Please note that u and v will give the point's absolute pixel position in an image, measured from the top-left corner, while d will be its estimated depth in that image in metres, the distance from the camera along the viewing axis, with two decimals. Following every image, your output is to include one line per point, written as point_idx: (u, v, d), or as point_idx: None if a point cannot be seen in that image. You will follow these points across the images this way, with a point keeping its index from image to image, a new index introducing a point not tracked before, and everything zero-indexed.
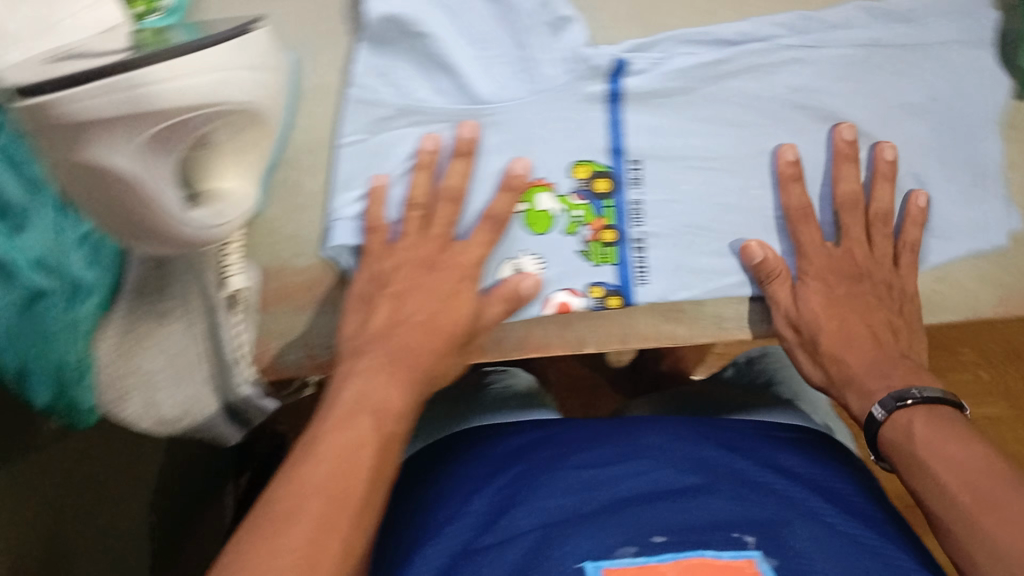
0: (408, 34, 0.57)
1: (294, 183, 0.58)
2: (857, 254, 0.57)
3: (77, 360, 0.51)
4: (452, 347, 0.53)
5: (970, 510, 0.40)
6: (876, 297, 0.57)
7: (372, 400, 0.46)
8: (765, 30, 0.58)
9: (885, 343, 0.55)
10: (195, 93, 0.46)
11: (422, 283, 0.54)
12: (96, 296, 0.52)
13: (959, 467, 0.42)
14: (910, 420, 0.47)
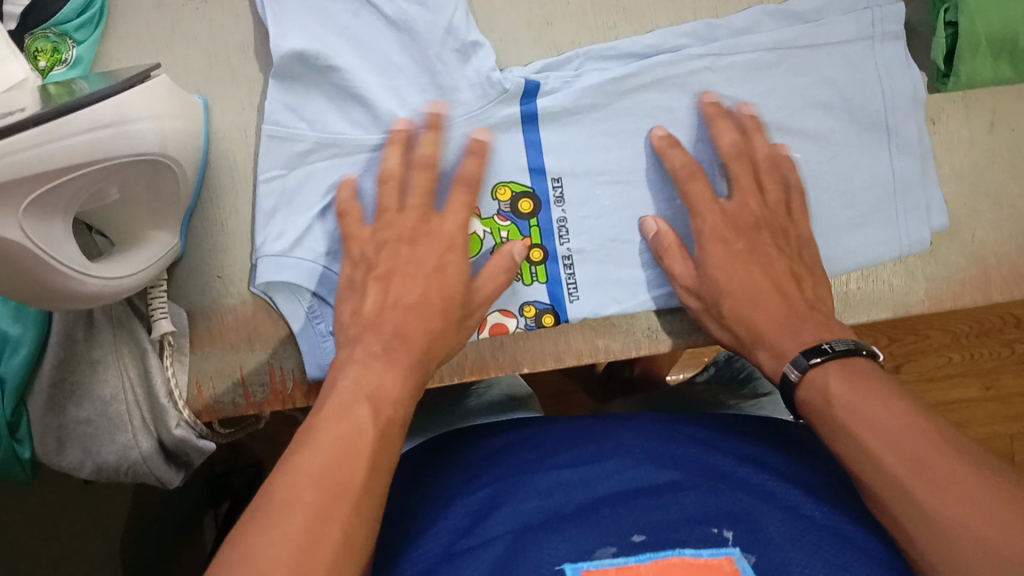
0: (316, 69, 0.55)
1: (217, 222, 0.57)
2: (751, 204, 0.55)
3: (10, 415, 0.52)
4: (450, 322, 0.50)
5: (896, 476, 0.37)
6: (776, 247, 0.54)
7: (378, 397, 0.43)
8: (673, 42, 0.57)
9: (791, 296, 0.51)
10: (87, 146, 0.42)
11: (407, 262, 0.52)
12: (26, 351, 0.52)
13: (883, 427, 0.39)
14: (824, 373, 0.44)
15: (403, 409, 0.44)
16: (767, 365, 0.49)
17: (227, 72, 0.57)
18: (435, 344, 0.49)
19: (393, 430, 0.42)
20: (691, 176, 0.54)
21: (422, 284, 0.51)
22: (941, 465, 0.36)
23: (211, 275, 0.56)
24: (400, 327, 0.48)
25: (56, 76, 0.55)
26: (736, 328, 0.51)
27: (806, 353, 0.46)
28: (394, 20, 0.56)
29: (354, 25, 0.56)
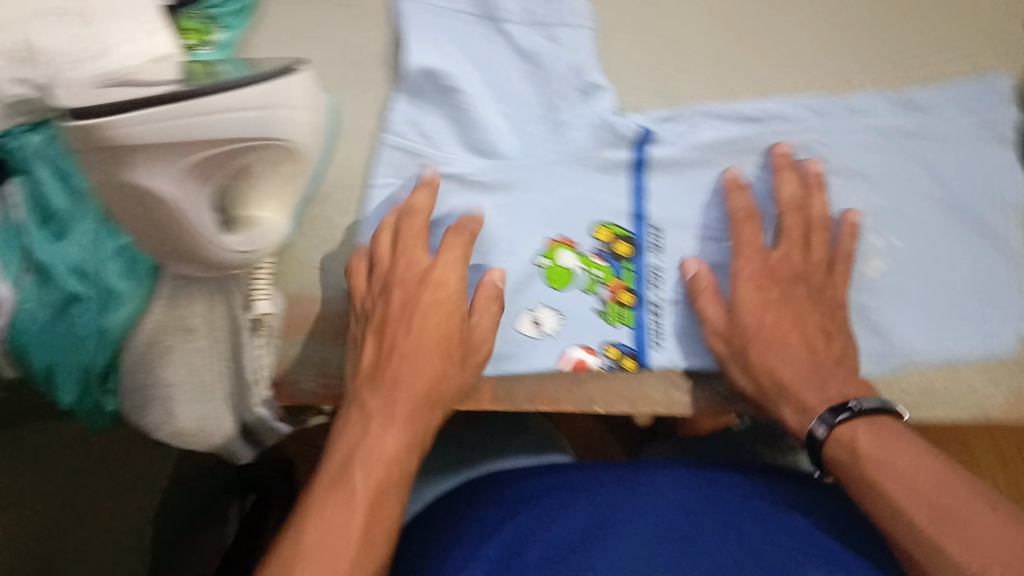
0: (441, 88, 0.57)
1: (325, 216, 0.59)
2: (794, 256, 0.55)
3: (104, 364, 0.55)
4: (450, 365, 0.51)
5: (926, 531, 0.41)
6: (809, 302, 0.54)
7: (369, 457, 0.46)
8: (790, 110, 0.58)
9: (820, 351, 0.51)
10: (239, 125, 0.45)
11: (402, 308, 0.52)
12: (132, 306, 0.55)
13: (911, 485, 0.42)
14: (851, 431, 0.46)
15: (407, 457, 0.47)
16: (792, 419, 0.50)
17: (358, 75, 0.60)
18: (439, 395, 0.50)
19: (393, 484, 0.45)
20: (749, 219, 0.55)
21: (418, 342, 0.51)
22: (973, 522, 0.40)
23: (313, 266, 0.59)
24: (401, 385, 0.49)
25: (202, 53, 0.57)
26: (764, 380, 0.52)
27: (833, 408, 0.47)
28: (523, 52, 0.58)
29: (483, 50, 0.58)
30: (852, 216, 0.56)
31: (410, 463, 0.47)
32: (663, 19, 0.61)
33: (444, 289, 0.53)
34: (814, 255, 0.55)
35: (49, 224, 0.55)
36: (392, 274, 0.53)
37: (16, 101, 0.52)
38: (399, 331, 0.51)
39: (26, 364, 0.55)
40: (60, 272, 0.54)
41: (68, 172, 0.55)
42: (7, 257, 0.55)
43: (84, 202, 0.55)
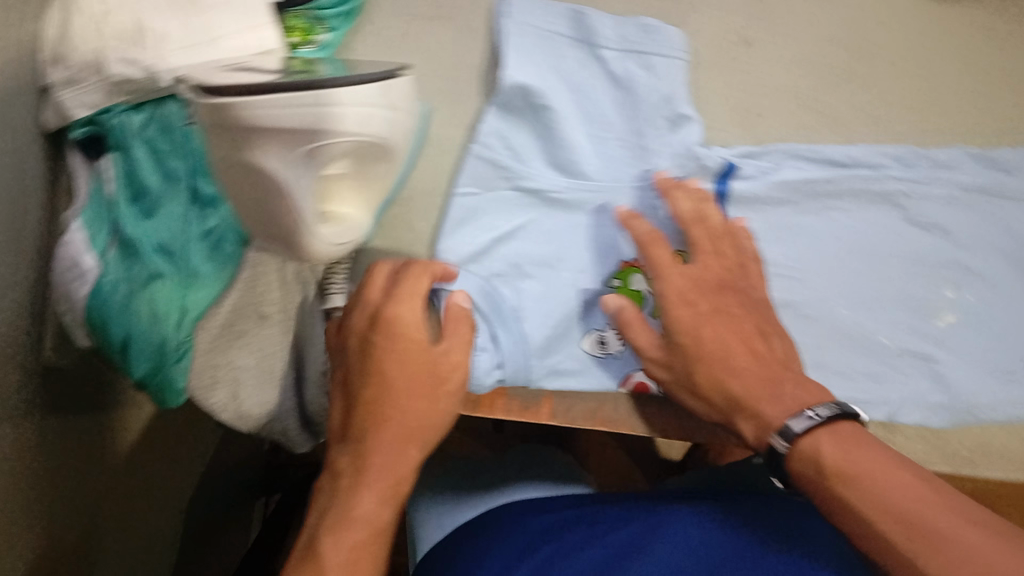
0: (533, 106, 0.58)
1: (406, 220, 0.60)
2: (713, 266, 0.53)
3: (180, 340, 0.56)
4: (429, 399, 0.48)
5: (899, 544, 0.39)
6: (740, 307, 0.52)
7: (343, 513, 0.46)
8: (874, 159, 0.59)
9: (761, 353, 0.50)
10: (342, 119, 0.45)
11: (367, 360, 0.49)
12: (211, 286, 0.58)
13: (882, 494, 0.40)
14: (813, 443, 0.44)
15: (379, 512, 0.46)
16: (752, 433, 0.48)
17: (452, 87, 0.62)
18: (415, 442, 0.48)
19: (365, 546, 0.45)
20: (656, 241, 0.53)
21: (388, 393, 0.48)
22: (952, 536, 0.38)
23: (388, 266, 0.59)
24: (372, 451, 0.47)
25: (304, 53, 0.59)
26: (714, 396, 0.49)
27: (788, 420, 0.45)
28: (616, 77, 0.59)
29: (580, 71, 0.59)
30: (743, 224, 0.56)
31: (383, 518, 0.46)
32: (757, 56, 0.62)
33: (410, 338, 0.49)
34: (727, 265, 0.54)
35: (139, 202, 0.57)
36: (362, 321, 0.50)
37: (122, 79, 0.54)
38: (371, 387, 0.48)
39: (99, 333, 0.56)
40: (145, 251, 0.56)
41: (163, 154, 0.57)
42: (97, 227, 0.56)
43: (177, 183, 0.57)
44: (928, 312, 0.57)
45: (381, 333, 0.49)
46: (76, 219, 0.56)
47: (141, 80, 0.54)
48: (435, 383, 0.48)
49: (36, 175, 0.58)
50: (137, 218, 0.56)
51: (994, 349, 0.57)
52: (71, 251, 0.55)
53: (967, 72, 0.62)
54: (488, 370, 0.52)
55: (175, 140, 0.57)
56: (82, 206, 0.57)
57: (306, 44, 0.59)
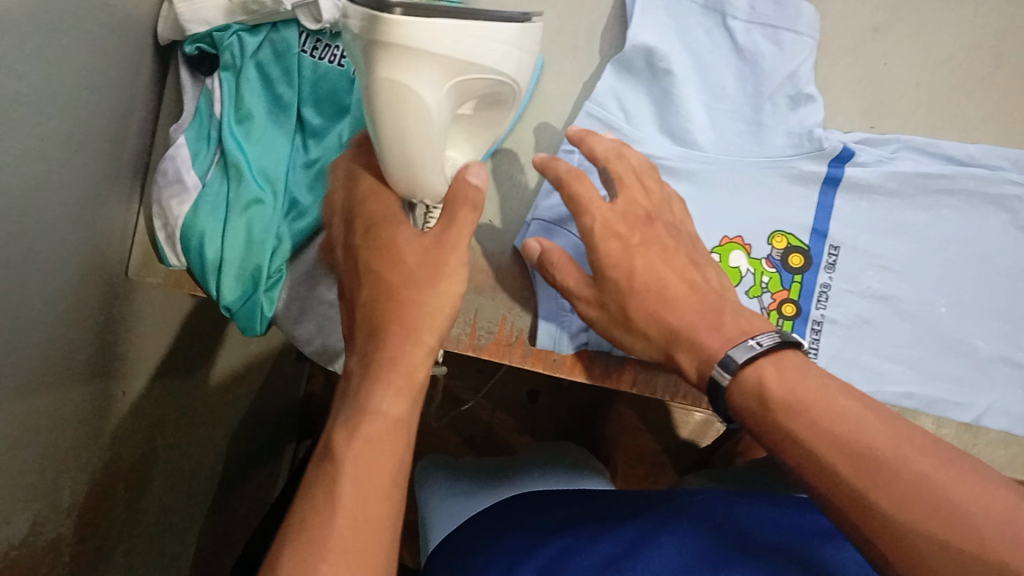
0: (654, 69, 0.57)
1: (506, 173, 0.58)
2: (640, 199, 0.52)
3: (272, 270, 0.54)
4: (432, 281, 0.47)
5: (850, 479, 0.38)
6: (671, 239, 0.51)
7: (364, 404, 0.43)
8: (993, 161, 0.58)
9: (703, 291, 0.48)
10: (460, 54, 0.41)
11: (373, 272, 0.48)
12: (308, 219, 0.56)
13: (836, 426, 0.40)
14: (757, 375, 0.43)
15: (396, 403, 0.43)
16: (691, 368, 0.46)
17: (570, 45, 0.61)
18: (422, 331, 0.46)
19: (384, 436, 0.42)
20: (579, 177, 0.51)
21: (387, 293, 0.47)
22: (908, 468, 0.37)
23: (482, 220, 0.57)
24: (381, 342, 0.45)
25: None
26: (651, 330, 0.48)
27: (727, 351, 0.44)
28: (739, 49, 0.59)
29: (704, 40, 0.59)
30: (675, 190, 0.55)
31: (401, 409, 0.43)
32: (888, 44, 0.60)
33: (401, 241, 0.48)
34: (653, 198, 0.53)
35: (240, 126, 0.56)
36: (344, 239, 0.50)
37: None
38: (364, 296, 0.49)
39: (191, 256, 0.54)
40: (247, 174, 0.55)
41: (273, 81, 0.57)
42: (199, 146, 0.56)
43: (285, 111, 0.57)
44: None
45: (367, 245, 0.49)
46: (180, 137, 0.56)
47: (264, 1, 0.55)
48: (433, 271, 0.47)
49: (148, 95, 0.58)
50: (238, 140, 0.55)
51: None
52: (177, 165, 0.55)
53: None
54: (576, 332, 0.53)
55: (286, 67, 0.57)
56: (186, 124, 0.57)
57: None
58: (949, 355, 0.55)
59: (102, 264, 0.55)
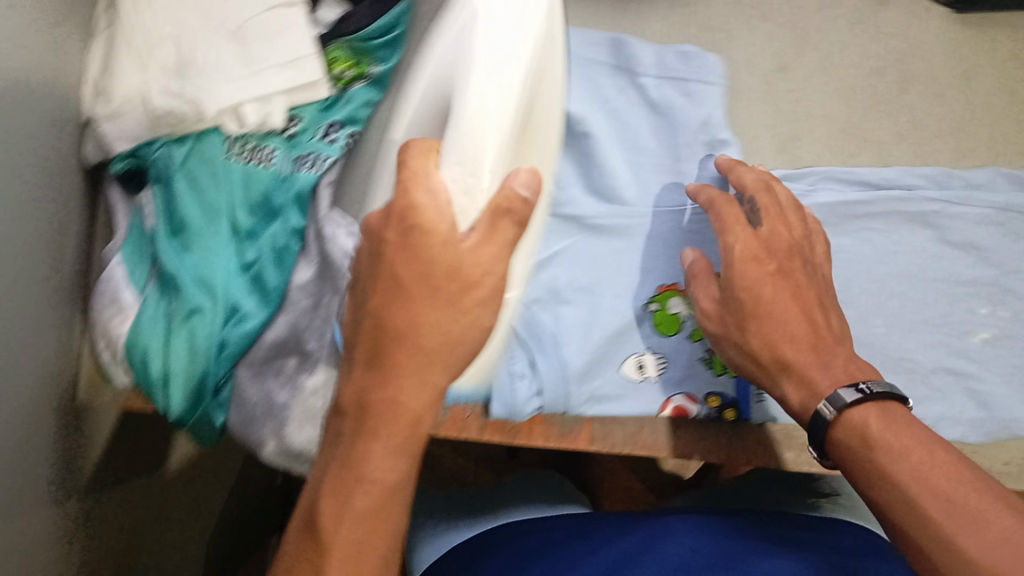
0: (574, 133, 0.60)
1: None
2: (779, 233, 0.53)
3: (218, 375, 0.56)
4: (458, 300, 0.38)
5: (931, 514, 0.39)
6: (806, 277, 0.52)
7: (360, 468, 0.38)
8: (909, 180, 0.60)
9: (825, 330, 0.50)
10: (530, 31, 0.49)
11: (392, 277, 0.38)
12: (252, 324, 0.56)
13: (934, 474, 0.40)
14: (863, 414, 0.44)
15: (390, 466, 0.38)
16: (794, 397, 0.48)
17: None
18: (429, 371, 0.38)
19: (374, 513, 0.38)
20: (729, 203, 0.55)
21: (415, 316, 0.38)
22: (993, 514, 0.37)
23: None
24: (386, 373, 0.38)
25: (356, 89, 0.60)
26: (765, 356, 0.49)
27: (843, 389, 0.46)
28: (652, 103, 0.61)
29: (616, 96, 0.61)
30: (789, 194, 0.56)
31: (397, 473, 0.39)
32: (796, 81, 0.62)
33: (438, 236, 0.38)
34: (793, 234, 0.54)
35: (176, 237, 0.56)
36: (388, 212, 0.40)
37: (167, 112, 0.55)
38: (404, 315, 0.38)
39: (136, 368, 0.55)
40: (185, 284, 0.55)
41: (202, 187, 0.57)
42: (135, 263, 0.57)
43: (215, 216, 0.57)
44: (964, 330, 0.57)
45: (408, 242, 0.38)
46: (117, 255, 0.58)
47: (186, 112, 0.55)
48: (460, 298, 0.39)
49: (80, 216, 0.59)
50: (176, 252, 0.56)
51: None
52: (113, 285, 0.57)
53: (1003, 89, 0.62)
54: (527, 398, 0.53)
55: (214, 171, 0.57)
56: (121, 242, 0.58)
57: (359, 78, 0.60)
58: (897, 375, 0.56)
59: (48, 391, 0.55)
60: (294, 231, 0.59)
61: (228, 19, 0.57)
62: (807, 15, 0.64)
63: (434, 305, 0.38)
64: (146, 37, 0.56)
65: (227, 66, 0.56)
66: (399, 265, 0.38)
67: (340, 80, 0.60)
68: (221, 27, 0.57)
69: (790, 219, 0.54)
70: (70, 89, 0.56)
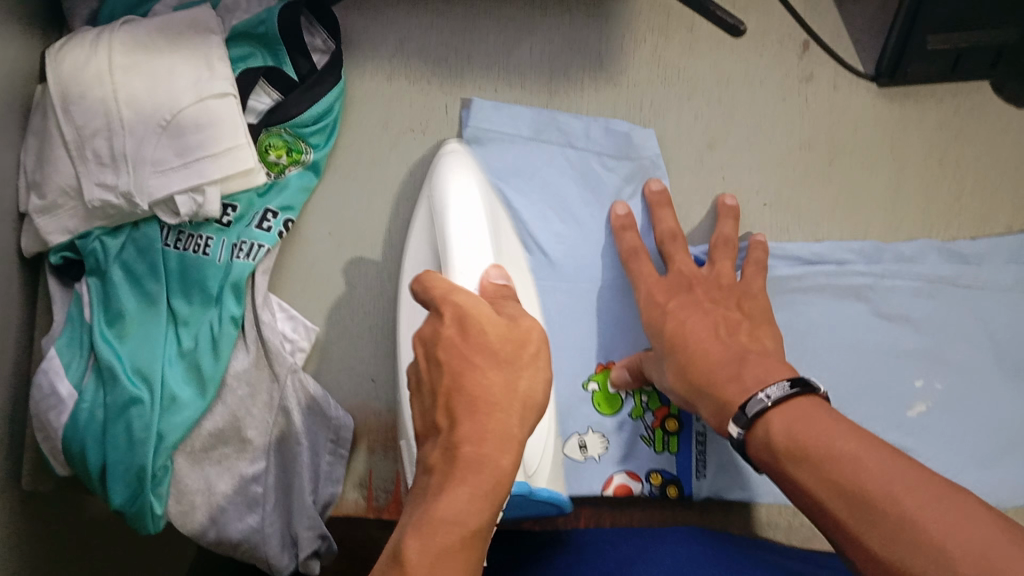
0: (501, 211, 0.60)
1: (382, 327, 0.60)
2: (686, 270, 0.57)
3: (157, 467, 0.54)
4: (522, 358, 0.37)
5: (848, 521, 0.37)
6: (709, 300, 0.54)
7: (427, 519, 0.32)
8: (839, 255, 0.60)
9: (725, 336, 0.50)
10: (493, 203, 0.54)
11: (461, 345, 0.36)
12: (188, 413, 0.55)
13: (835, 465, 0.38)
14: (765, 425, 0.43)
15: (475, 512, 0.32)
16: (711, 421, 0.47)
17: None
18: (509, 418, 0.35)
19: (457, 559, 0.31)
20: (636, 254, 0.58)
21: (465, 364, 0.35)
22: (897, 503, 0.35)
23: (365, 378, 0.59)
24: (461, 424, 0.34)
25: (291, 175, 0.61)
26: (678, 383, 0.50)
27: (746, 405, 0.44)
28: (585, 172, 0.62)
29: (548, 163, 0.62)
30: (728, 200, 0.61)
31: (480, 518, 0.33)
32: (723, 158, 0.63)
33: (490, 325, 0.37)
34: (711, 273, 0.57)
35: (113, 326, 0.57)
36: (432, 316, 0.38)
37: (102, 204, 0.56)
38: (480, 380, 0.35)
39: (75, 461, 0.55)
40: (121, 374, 0.55)
41: (142, 277, 0.58)
42: (71, 351, 0.56)
43: (154, 306, 0.57)
44: (901, 403, 0.58)
45: (465, 334, 0.36)
46: (53, 346, 0.57)
47: (121, 205, 0.56)
48: (521, 356, 0.36)
49: (20, 305, 0.59)
50: (111, 341, 0.56)
51: (971, 439, 0.57)
52: (50, 376, 0.55)
53: (929, 160, 0.64)
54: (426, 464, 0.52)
55: (151, 262, 0.58)
56: (58, 332, 0.57)
57: (293, 166, 0.61)
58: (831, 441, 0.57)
59: None
60: (232, 321, 0.57)
61: (159, 108, 0.56)
62: (730, 90, 0.65)
63: (489, 367, 0.36)
64: (78, 128, 0.56)
65: (160, 155, 0.56)
66: (463, 350, 0.36)
67: (275, 166, 0.61)
68: (154, 116, 0.56)
69: (721, 253, 0.58)
70: (7, 181, 0.57)
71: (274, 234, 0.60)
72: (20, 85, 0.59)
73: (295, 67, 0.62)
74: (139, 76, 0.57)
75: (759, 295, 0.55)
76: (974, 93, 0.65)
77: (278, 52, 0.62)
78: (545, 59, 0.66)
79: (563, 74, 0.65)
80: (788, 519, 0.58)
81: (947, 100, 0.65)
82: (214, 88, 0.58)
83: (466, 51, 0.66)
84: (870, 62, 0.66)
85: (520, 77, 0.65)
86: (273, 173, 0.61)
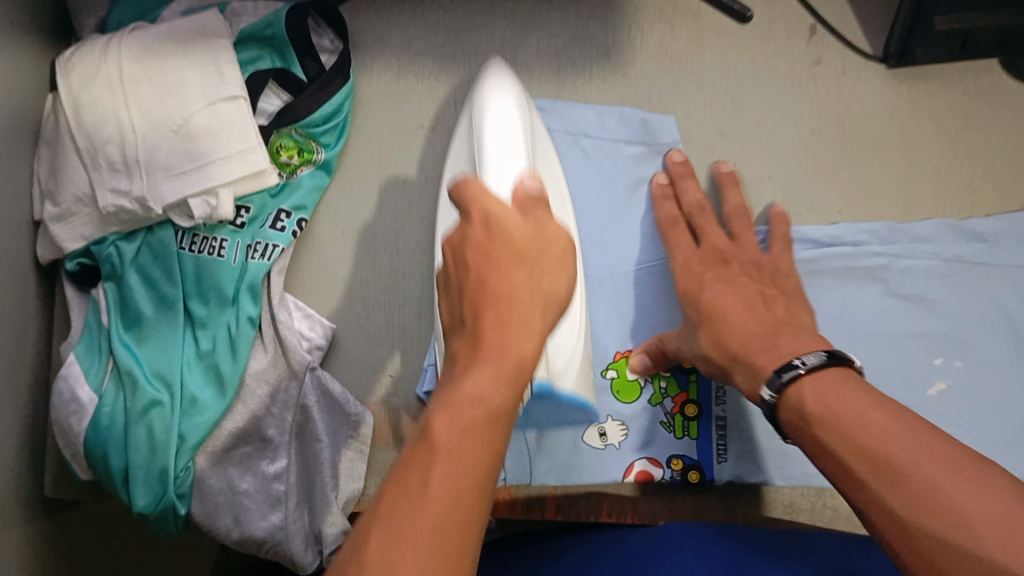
0: None
1: (400, 324, 0.60)
2: (720, 245, 0.57)
3: (179, 469, 0.54)
4: (544, 257, 0.38)
5: (871, 486, 0.38)
6: (746, 275, 0.55)
7: (450, 400, 0.33)
8: (855, 236, 0.61)
9: (758, 311, 0.51)
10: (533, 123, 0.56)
11: (485, 249, 0.37)
12: (207, 413, 0.55)
13: (862, 434, 0.39)
14: (796, 391, 0.43)
15: (500, 392, 0.33)
16: (745, 387, 0.48)
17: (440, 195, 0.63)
18: (531, 311, 0.36)
19: (481, 434, 0.32)
20: (673, 226, 0.59)
21: (491, 263, 0.36)
22: (920, 472, 0.37)
23: (384, 374, 0.59)
24: (482, 316, 0.35)
25: (303, 175, 0.62)
26: (713, 355, 0.50)
27: (779, 369, 0.45)
28: (603, 160, 0.63)
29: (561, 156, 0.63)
30: (724, 167, 0.61)
31: (504, 398, 0.33)
32: (735, 145, 0.64)
33: (515, 227, 0.38)
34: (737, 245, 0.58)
35: (131, 330, 0.57)
36: (461, 219, 0.39)
37: (117, 210, 0.56)
38: (502, 276, 0.36)
39: (98, 466, 0.55)
40: (141, 379, 0.55)
41: (157, 281, 0.58)
42: (90, 358, 0.57)
43: (170, 308, 0.57)
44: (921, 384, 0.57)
45: (493, 236, 0.37)
46: (72, 352, 0.57)
47: (136, 211, 0.56)
48: (544, 256, 0.38)
49: (37, 313, 0.59)
50: (128, 345, 0.56)
51: (994, 420, 0.57)
52: (69, 384, 0.56)
53: (941, 142, 0.64)
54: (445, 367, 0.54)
55: (166, 265, 0.58)
56: (76, 340, 0.58)
57: (305, 166, 0.62)
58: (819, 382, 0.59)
59: (12, 485, 0.55)
60: (248, 320, 0.57)
61: (170, 114, 0.57)
62: (740, 79, 0.65)
63: (513, 263, 0.36)
64: (91, 135, 0.56)
65: (172, 159, 0.56)
66: (488, 250, 0.37)
67: (287, 167, 0.61)
68: (165, 124, 0.56)
69: (738, 228, 0.59)
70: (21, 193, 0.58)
71: (288, 233, 0.60)
72: (32, 97, 0.60)
73: (303, 68, 0.63)
74: (149, 84, 0.57)
75: (789, 275, 0.56)
76: (986, 75, 0.65)
77: (287, 56, 0.63)
78: (553, 53, 0.66)
79: (572, 67, 0.66)
80: (811, 501, 0.59)
81: (961, 82, 0.65)
82: (225, 91, 0.58)
83: (474, 48, 0.66)
84: (878, 45, 0.66)
85: (528, 72, 0.66)
86: (286, 174, 0.61)
